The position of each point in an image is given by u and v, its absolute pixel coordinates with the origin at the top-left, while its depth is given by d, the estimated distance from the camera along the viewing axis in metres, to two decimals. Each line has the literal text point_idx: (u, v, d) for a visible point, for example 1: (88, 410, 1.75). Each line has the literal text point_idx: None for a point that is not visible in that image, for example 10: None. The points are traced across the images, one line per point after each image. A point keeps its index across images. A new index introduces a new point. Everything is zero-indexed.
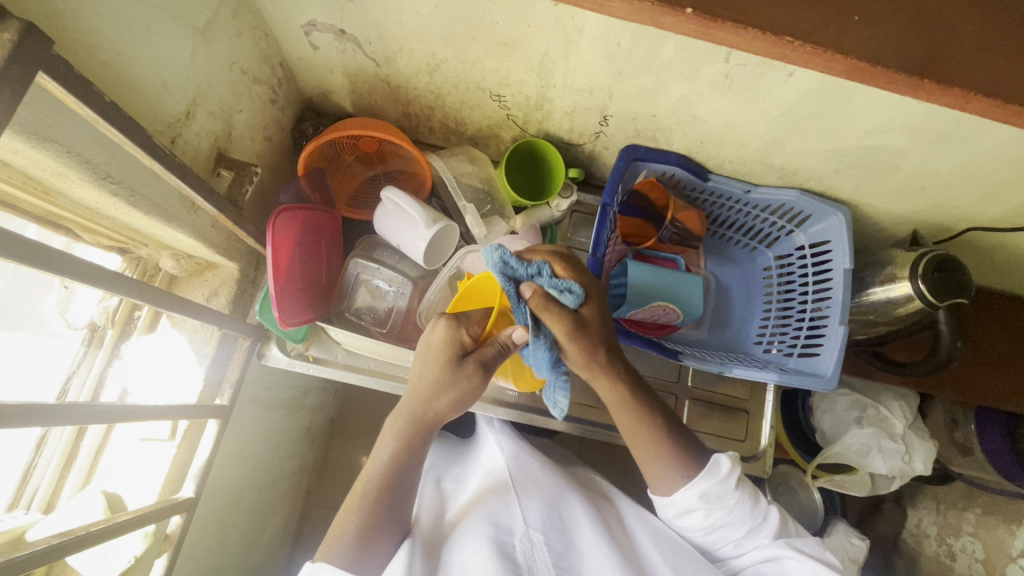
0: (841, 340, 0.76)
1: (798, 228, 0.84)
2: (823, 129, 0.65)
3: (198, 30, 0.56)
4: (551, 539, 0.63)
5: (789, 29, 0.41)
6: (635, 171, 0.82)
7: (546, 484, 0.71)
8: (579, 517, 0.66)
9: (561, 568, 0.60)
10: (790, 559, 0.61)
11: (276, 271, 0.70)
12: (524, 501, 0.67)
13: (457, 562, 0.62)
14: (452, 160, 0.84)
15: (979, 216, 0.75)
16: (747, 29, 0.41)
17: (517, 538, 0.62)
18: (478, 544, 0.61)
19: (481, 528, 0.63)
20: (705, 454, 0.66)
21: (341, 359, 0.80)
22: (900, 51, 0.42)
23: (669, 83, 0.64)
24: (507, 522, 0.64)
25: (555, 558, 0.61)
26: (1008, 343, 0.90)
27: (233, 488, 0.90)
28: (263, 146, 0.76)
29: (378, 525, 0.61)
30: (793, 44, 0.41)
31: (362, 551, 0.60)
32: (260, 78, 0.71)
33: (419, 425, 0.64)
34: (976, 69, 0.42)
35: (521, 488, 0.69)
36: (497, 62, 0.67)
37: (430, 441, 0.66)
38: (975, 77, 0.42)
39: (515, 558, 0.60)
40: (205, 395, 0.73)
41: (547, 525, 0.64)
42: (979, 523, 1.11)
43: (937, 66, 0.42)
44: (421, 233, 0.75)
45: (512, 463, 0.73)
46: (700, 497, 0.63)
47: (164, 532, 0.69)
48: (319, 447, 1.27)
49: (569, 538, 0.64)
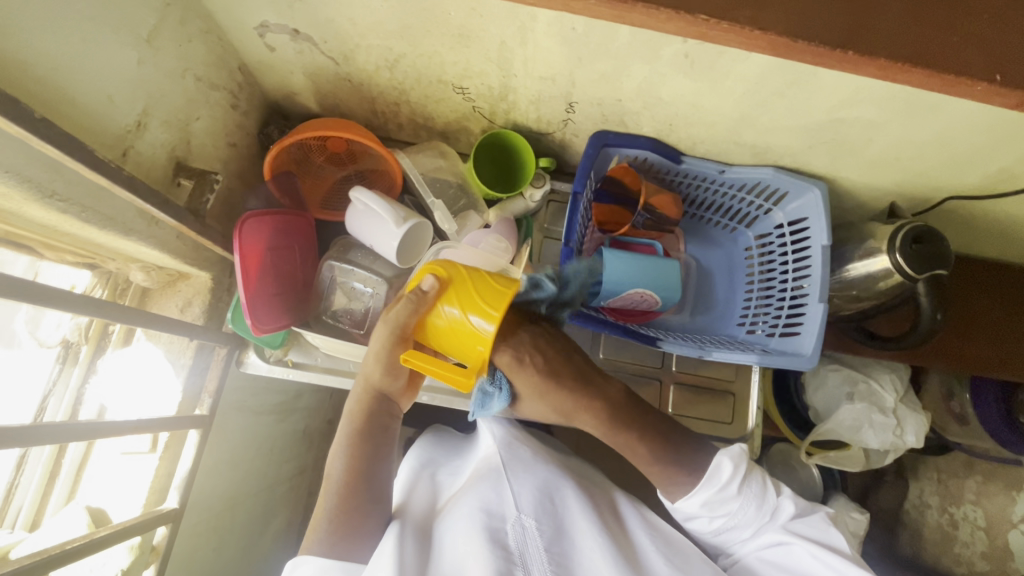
0: (821, 318, 0.75)
1: (775, 207, 0.83)
2: (790, 104, 0.64)
3: (142, 39, 0.55)
4: (542, 524, 0.63)
5: (705, 7, 0.40)
6: (608, 158, 0.80)
7: (536, 470, 0.71)
8: (571, 506, 0.68)
9: (554, 553, 0.60)
10: (795, 545, 0.63)
11: (247, 279, 0.71)
12: (515, 488, 0.67)
13: (449, 548, 0.62)
14: (421, 155, 0.83)
15: (959, 184, 0.73)
16: (660, 10, 0.40)
17: (509, 524, 0.62)
18: (472, 531, 0.61)
19: (474, 516, 0.62)
20: (702, 462, 0.67)
21: (321, 362, 0.80)
22: (828, 25, 0.41)
23: (629, 66, 0.62)
24: (499, 508, 0.64)
25: (547, 543, 0.61)
26: (999, 311, 0.89)
27: (227, 495, 0.91)
28: (228, 152, 0.75)
29: (350, 509, 0.63)
30: (711, 23, 0.41)
31: (341, 538, 0.62)
32: (217, 83, 0.69)
33: (360, 403, 0.67)
34: (911, 35, 0.41)
35: (512, 474, 0.69)
36: (455, 54, 0.66)
37: (381, 418, 0.68)
38: (911, 46, 0.41)
39: (506, 545, 0.60)
40: (184, 406, 0.73)
41: (539, 511, 0.65)
42: (980, 491, 1.13)
43: (865, 36, 0.41)
44: (392, 232, 0.74)
45: (503, 449, 0.74)
46: (699, 504, 0.65)
47: (150, 544, 0.69)
48: (317, 448, 1.29)
49: (561, 524, 0.65)
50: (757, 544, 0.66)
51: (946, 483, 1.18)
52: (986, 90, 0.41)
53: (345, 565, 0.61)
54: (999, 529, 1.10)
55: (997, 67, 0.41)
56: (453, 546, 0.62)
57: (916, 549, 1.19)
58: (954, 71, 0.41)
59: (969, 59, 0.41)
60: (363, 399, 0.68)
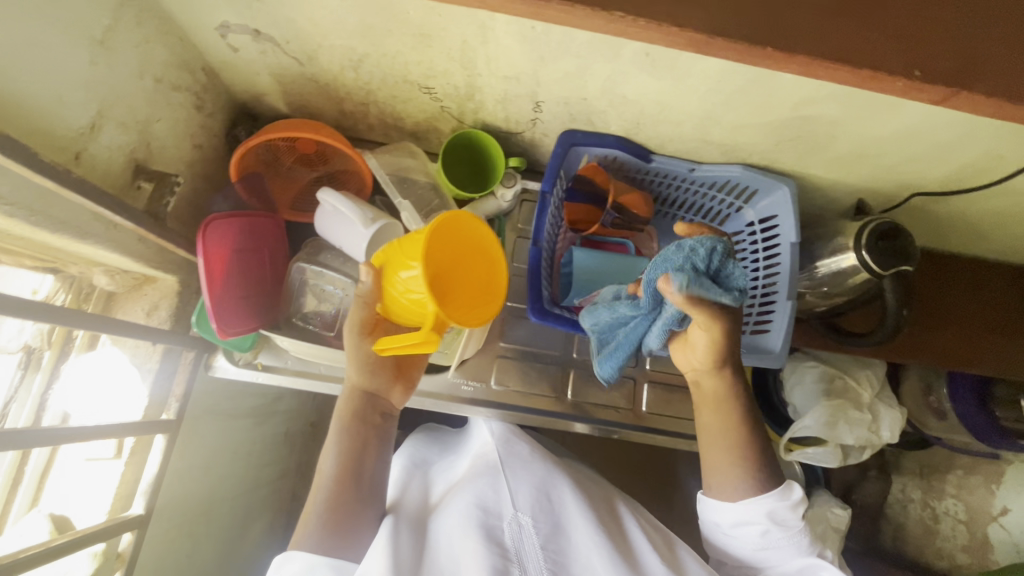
0: (790, 315, 0.75)
1: (746, 205, 0.83)
2: (753, 102, 0.64)
3: (94, 40, 0.54)
4: (539, 521, 0.66)
5: (623, 4, 0.41)
6: (577, 156, 0.80)
7: (535, 469, 0.74)
8: (568, 501, 0.70)
9: (549, 550, 0.63)
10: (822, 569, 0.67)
11: (212, 283, 0.70)
12: (512, 487, 0.69)
13: (445, 544, 0.64)
14: (389, 155, 0.83)
15: (925, 180, 0.74)
16: (574, 6, 0.40)
17: (505, 522, 0.65)
18: (468, 527, 0.63)
19: (470, 512, 0.65)
20: (778, 474, 0.69)
21: (291, 365, 0.80)
22: (745, 21, 0.41)
23: (592, 64, 0.62)
24: (496, 506, 0.67)
25: (542, 541, 0.64)
26: (971, 306, 0.90)
27: (203, 499, 0.91)
28: (193, 154, 0.74)
29: (343, 505, 0.65)
30: (628, 19, 0.41)
31: (333, 533, 0.64)
32: (180, 84, 0.69)
33: (348, 402, 0.70)
34: (839, 35, 0.41)
35: (510, 473, 0.72)
36: (418, 54, 0.65)
37: (366, 416, 0.70)
38: (842, 43, 0.41)
39: (502, 542, 0.63)
40: (150, 411, 0.73)
41: (535, 509, 0.67)
42: (961, 485, 1.14)
43: (783, 32, 0.41)
44: (360, 233, 0.74)
45: (501, 447, 0.77)
46: (768, 517, 0.66)
47: (116, 550, 0.69)
48: (300, 451, 1.30)
49: (557, 521, 0.67)
50: (790, 565, 0.68)
51: (928, 477, 1.19)
52: (910, 86, 0.41)
53: (336, 562, 0.62)
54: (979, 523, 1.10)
55: (916, 63, 0.41)
56: (450, 541, 0.64)
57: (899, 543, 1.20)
58: (874, 67, 0.41)
59: (891, 56, 0.41)
60: (351, 399, 0.70)
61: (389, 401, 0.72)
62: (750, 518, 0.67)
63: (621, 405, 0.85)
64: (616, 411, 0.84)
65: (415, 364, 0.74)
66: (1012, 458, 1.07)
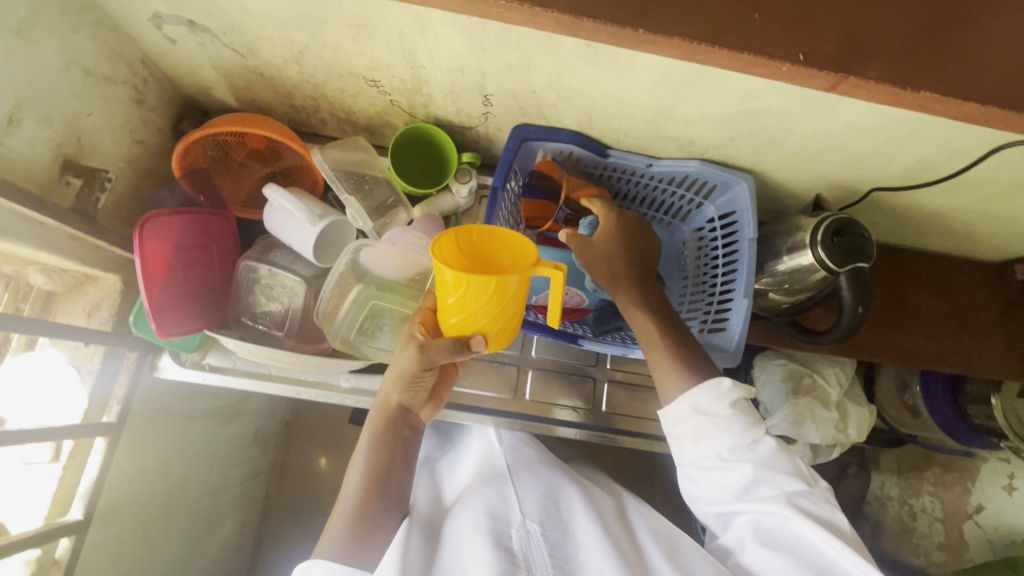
0: (745, 313, 0.74)
1: (707, 200, 0.82)
2: (701, 95, 0.63)
3: (9, 31, 0.53)
4: (548, 529, 0.64)
5: None
6: (535, 154, 0.79)
7: (542, 475, 0.74)
8: (575, 507, 0.68)
9: (557, 557, 0.61)
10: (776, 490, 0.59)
11: (150, 283, 0.68)
12: (519, 492, 0.68)
13: (456, 556, 0.62)
14: (335, 149, 0.77)
15: (884, 175, 0.72)
16: None
17: (514, 529, 0.63)
18: (476, 533, 0.61)
19: (479, 519, 0.63)
20: (708, 371, 0.66)
21: (240, 366, 0.78)
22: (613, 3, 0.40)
23: (534, 56, 0.60)
24: (504, 513, 0.65)
25: (551, 548, 0.61)
26: (936, 303, 0.89)
27: (163, 502, 0.90)
28: (134, 149, 0.72)
29: (370, 515, 0.64)
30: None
31: (357, 542, 0.62)
32: (115, 77, 0.67)
33: (382, 415, 0.69)
34: (744, 25, 0.41)
35: (517, 480, 0.71)
36: (358, 45, 0.63)
37: (401, 431, 0.69)
38: (738, 29, 0.41)
39: (511, 548, 0.60)
40: (91, 413, 0.72)
41: (544, 515, 0.65)
42: (937, 482, 1.12)
43: (655, 10, 0.40)
44: (307, 230, 0.73)
45: (509, 454, 0.77)
46: (693, 409, 0.63)
47: (52, 557, 0.68)
48: (274, 450, 1.29)
49: (565, 528, 0.65)
50: (735, 482, 0.61)
51: (906, 474, 1.18)
52: (789, 71, 0.41)
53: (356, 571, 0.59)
54: (955, 519, 1.08)
55: (801, 47, 0.41)
56: (460, 546, 0.63)
57: (877, 540, 1.20)
58: (754, 51, 0.41)
59: (772, 39, 0.41)
60: (384, 413, 0.69)
61: (418, 416, 0.72)
62: (678, 415, 0.64)
63: (579, 405, 0.83)
64: (573, 411, 0.83)
65: (445, 378, 0.75)
66: (986, 455, 1.07)
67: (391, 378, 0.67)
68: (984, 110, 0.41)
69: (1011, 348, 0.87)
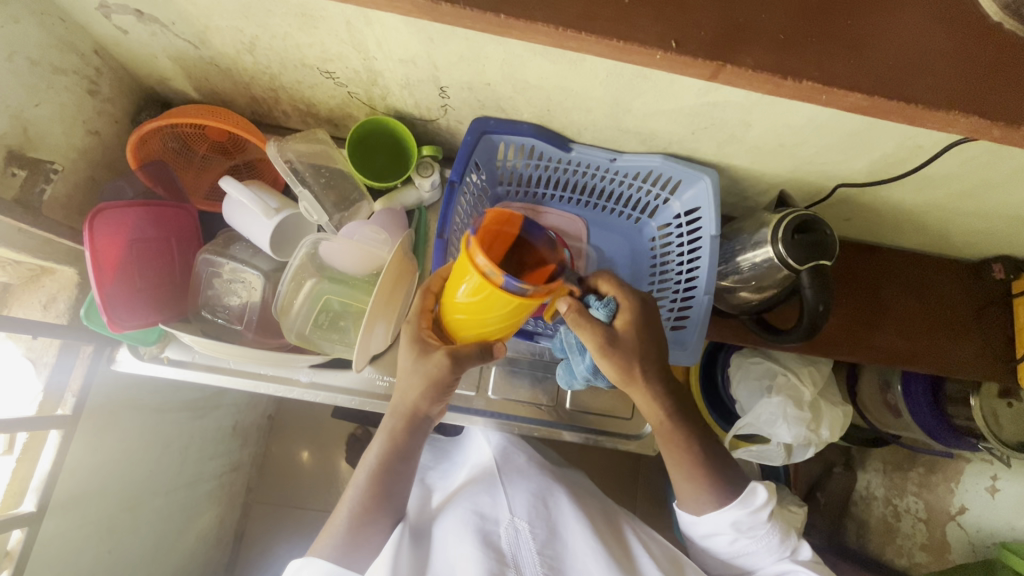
0: (705, 310, 0.74)
1: (672, 196, 0.80)
2: (656, 88, 0.61)
3: None
4: (536, 526, 0.67)
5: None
6: (529, 242, 0.61)
7: (531, 475, 0.77)
8: (562, 508, 0.72)
9: (546, 555, 0.65)
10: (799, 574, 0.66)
11: (102, 277, 0.67)
12: (509, 493, 0.72)
13: (449, 554, 0.67)
14: (290, 140, 0.75)
15: (850, 171, 0.70)
16: None
17: (503, 528, 0.67)
18: (465, 533, 0.66)
19: (467, 519, 0.68)
20: (740, 480, 0.68)
21: (199, 359, 0.78)
22: None
23: (483, 48, 0.59)
24: (493, 512, 0.69)
25: (540, 546, 0.65)
26: (909, 301, 0.87)
27: (132, 495, 0.90)
28: (89, 141, 0.72)
29: (370, 514, 0.65)
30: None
31: (351, 544, 0.63)
32: (66, 68, 0.66)
33: (401, 419, 0.66)
34: None
35: (508, 482, 0.74)
36: (307, 36, 0.63)
37: (418, 436, 0.68)
38: (606, 20, 0.41)
39: (500, 549, 0.64)
40: (45, 405, 0.72)
41: (532, 514, 0.69)
42: (921, 482, 1.09)
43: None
44: (263, 224, 0.73)
45: (499, 456, 0.80)
46: (732, 527, 0.66)
47: (4, 548, 0.68)
48: (256, 443, 1.30)
49: (553, 526, 0.69)
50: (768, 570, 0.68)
51: (892, 475, 1.15)
52: (661, 58, 0.41)
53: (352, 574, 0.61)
54: (938, 520, 1.04)
55: (672, 34, 0.41)
56: (450, 544, 0.67)
57: (863, 541, 1.18)
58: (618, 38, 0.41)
59: (639, 25, 0.41)
60: (404, 418, 0.66)
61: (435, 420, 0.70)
62: (716, 529, 0.67)
63: (543, 402, 0.82)
64: (537, 408, 0.82)
65: None
66: (969, 455, 1.03)
67: (419, 388, 0.64)
68: (879, 101, 0.41)
69: (986, 348, 0.85)
